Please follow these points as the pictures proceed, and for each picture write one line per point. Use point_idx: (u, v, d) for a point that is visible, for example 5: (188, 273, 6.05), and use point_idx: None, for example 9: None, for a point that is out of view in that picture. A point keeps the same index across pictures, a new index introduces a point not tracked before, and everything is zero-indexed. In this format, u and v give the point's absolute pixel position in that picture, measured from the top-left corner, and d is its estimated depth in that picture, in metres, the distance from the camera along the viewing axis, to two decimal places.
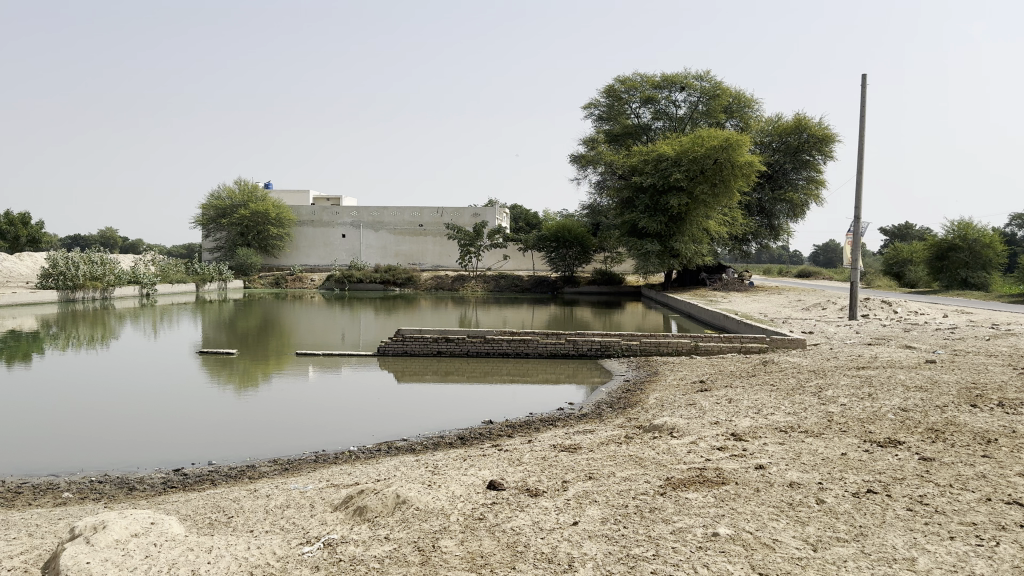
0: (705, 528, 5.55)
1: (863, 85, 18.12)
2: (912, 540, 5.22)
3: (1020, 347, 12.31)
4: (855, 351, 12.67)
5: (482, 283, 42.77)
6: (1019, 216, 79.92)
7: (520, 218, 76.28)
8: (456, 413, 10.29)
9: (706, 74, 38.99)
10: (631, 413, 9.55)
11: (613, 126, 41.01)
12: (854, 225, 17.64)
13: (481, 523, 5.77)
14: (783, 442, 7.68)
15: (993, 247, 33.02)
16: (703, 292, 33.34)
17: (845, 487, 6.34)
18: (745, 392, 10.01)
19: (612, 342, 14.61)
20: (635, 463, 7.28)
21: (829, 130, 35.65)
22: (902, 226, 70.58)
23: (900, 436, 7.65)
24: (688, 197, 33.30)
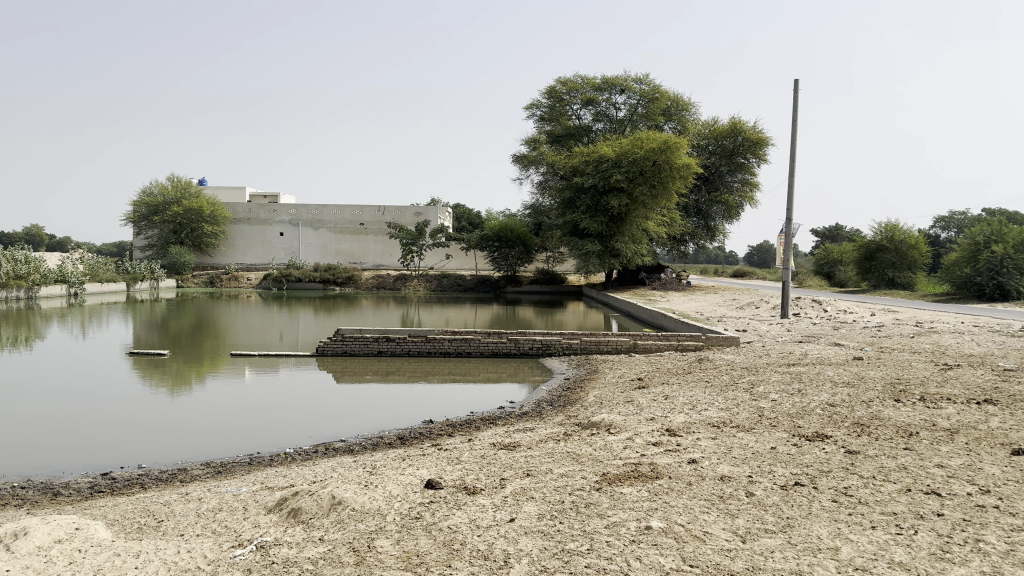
0: (638, 521, 5.66)
1: (795, 90, 18.61)
2: (836, 530, 5.42)
3: (941, 345, 12.87)
4: (786, 349, 13.06)
5: (425, 282, 42.54)
6: (942, 218, 83.64)
7: (462, 217, 76.17)
8: (396, 413, 10.26)
9: (645, 77, 39.62)
10: (570, 410, 9.64)
11: (554, 127, 41.34)
12: (786, 226, 18.15)
13: (417, 523, 5.75)
14: (716, 437, 7.87)
15: (918, 248, 34.30)
16: (643, 291, 33.87)
17: (774, 480, 6.54)
18: (681, 388, 10.24)
19: (553, 340, 14.72)
20: (572, 460, 7.37)
21: (763, 134, 36.57)
22: (833, 228, 73.11)
23: (827, 431, 7.92)
24: (629, 198, 33.76)
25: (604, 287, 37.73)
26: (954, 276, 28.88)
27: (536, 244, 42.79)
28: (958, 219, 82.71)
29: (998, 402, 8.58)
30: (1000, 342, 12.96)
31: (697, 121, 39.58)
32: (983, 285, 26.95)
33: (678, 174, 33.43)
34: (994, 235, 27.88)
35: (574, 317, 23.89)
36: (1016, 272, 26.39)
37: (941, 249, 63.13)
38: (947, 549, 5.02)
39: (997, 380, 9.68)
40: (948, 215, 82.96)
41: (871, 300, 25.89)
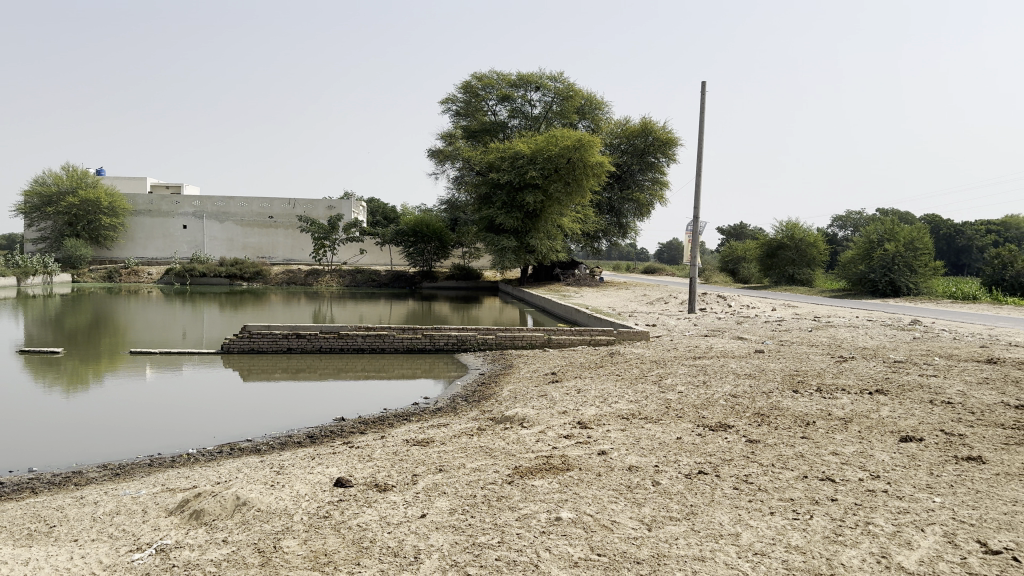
0: (549, 513, 5.75)
1: (702, 92, 19.23)
2: (737, 516, 5.65)
3: (837, 338, 13.58)
4: (693, 342, 13.50)
5: (338, 278, 41.79)
6: (838, 218, 88.32)
7: (376, 211, 75.26)
8: (306, 411, 10.08)
9: (559, 75, 40.15)
10: (484, 405, 9.68)
11: (470, 122, 41.33)
12: (693, 224, 18.75)
13: (326, 521, 5.67)
14: (626, 429, 8.07)
15: (816, 246, 35.98)
16: (558, 287, 34.34)
17: (679, 469, 6.76)
18: (592, 381, 10.46)
19: (468, 336, 14.75)
20: (485, 454, 7.42)
21: (672, 134, 37.66)
22: (738, 226, 76.05)
23: (730, 420, 8.24)
24: (544, 194, 34.12)
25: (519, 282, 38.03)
26: (850, 273, 30.43)
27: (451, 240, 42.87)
28: (854, 219, 87.52)
29: (888, 392, 9.12)
30: (889, 335, 13.79)
31: (609, 120, 40.39)
32: (876, 282, 28.52)
33: (592, 172, 34.05)
34: (887, 234, 29.53)
35: (490, 312, 24.05)
36: (907, 270, 28.02)
37: (837, 247, 66.60)
38: (841, 532, 5.32)
39: (887, 371, 10.30)
40: (844, 214, 87.66)
41: (773, 296, 26.98)
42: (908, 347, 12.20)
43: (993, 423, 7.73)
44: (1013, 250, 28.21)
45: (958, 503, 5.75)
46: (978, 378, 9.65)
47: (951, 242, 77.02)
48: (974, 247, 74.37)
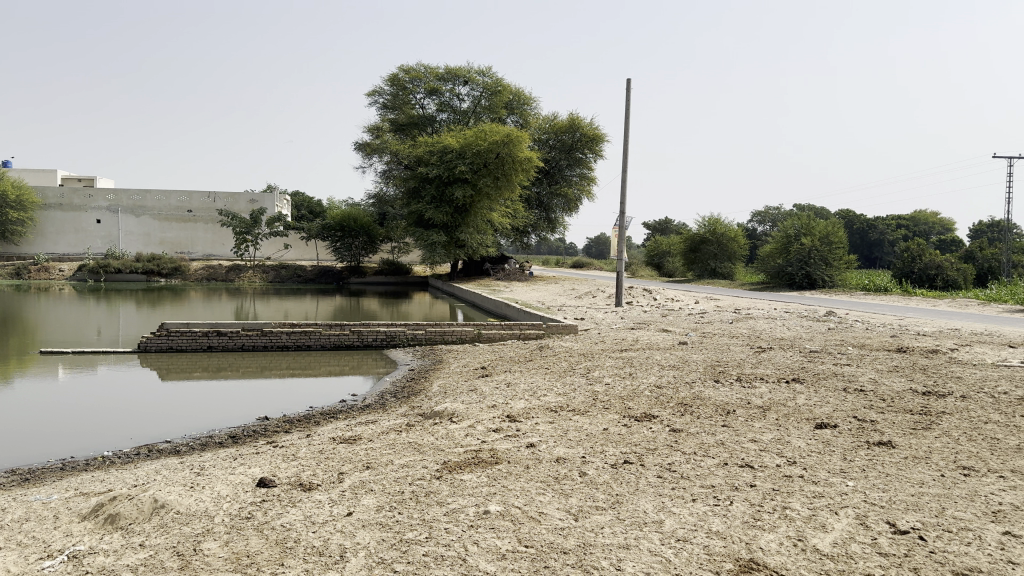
0: (477, 507, 5.78)
1: (628, 90, 19.58)
2: (660, 504, 5.80)
3: (756, 329, 14.06)
4: (620, 335, 13.75)
5: (261, 273, 40.77)
6: (759, 213, 91.42)
7: (302, 205, 73.81)
8: (229, 410, 9.82)
9: (488, 69, 40.15)
10: (413, 401, 9.63)
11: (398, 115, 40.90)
12: (620, 219, 19.04)
13: (249, 523, 5.55)
14: (554, 421, 8.17)
15: (737, 240, 37.07)
16: (488, 282, 34.42)
17: (606, 459, 6.88)
18: (522, 375, 10.53)
19: (397, 332, 14.62)
20: (414, 450, 7.39)
21: (599, 130, 38.30)
22: (663, 221, 77.98)
23: (654, 411, 8.45)
24: (473, 189, 34.04)
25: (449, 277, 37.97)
26: (769, 266, 31.41)
27: (380, 234, 42.42)
28: (772, 214, 90.74)
29: (804, 380, 9.51)
30: (805, 326, 14.35)
31: (538, 115, 40.71)
32: (794, 275, 29.57)
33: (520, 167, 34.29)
34: (803, 228, 30.67)
35: (419, 307, 23.97)
36: (822, 263, 29.20)
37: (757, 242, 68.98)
38: (758, 517, 5.52)
39: (803, 360, 10.73)
40: (763, 210, 90.72)
41: (695, 289, 27.66)
42: (823, 337, 12.73)
43: (901, 409, 8.15)
44: (920, 244, 29.73)
45: (870, 486, 6.05)
46: (888, 366, 10.14)
47: (864, 236, 80.56)
48: (885, 241, 78.32)
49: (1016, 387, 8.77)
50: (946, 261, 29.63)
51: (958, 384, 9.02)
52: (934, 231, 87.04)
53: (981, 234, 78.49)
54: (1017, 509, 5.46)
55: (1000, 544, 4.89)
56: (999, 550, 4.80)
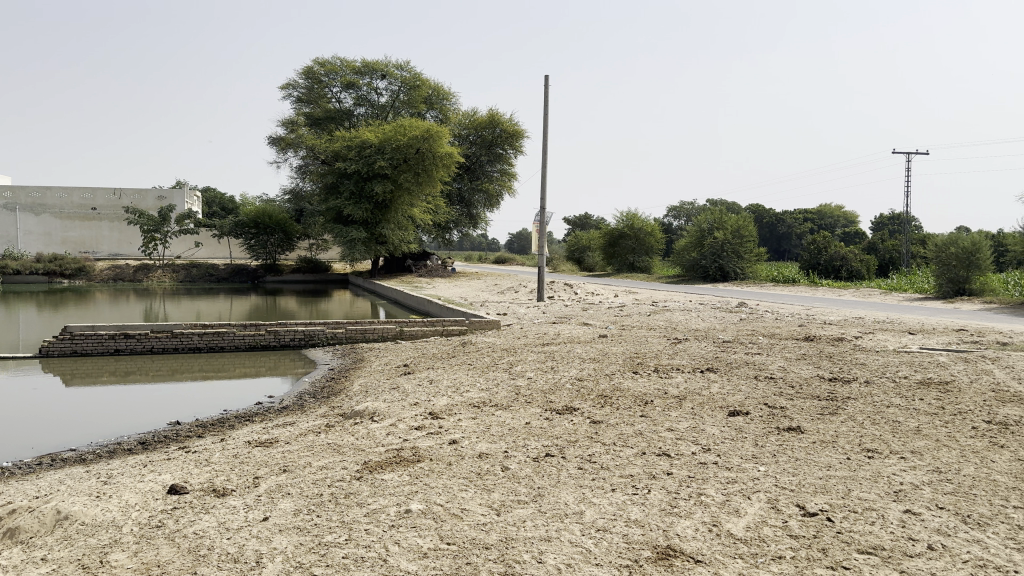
0: (398, 506, 5.72)
1: (546, 86, 19.75)
2: (581, 495, 5.88)
3: (673, 321, 14.41)
4: (542, 330, 13.87)
5: (172, 272, 39.24)
6: (674, 208, 93.84)
7: (213, 202, 71.42)
8: (139, 416, 9.43)
9: (406, 64, 39.80)
10: (333, 401, 9.46)
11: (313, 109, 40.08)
12: (541, 214, 19.19)
13: (159, 531, 5.35)
14: (476, 417, 8.16)
15: (654, 235, 37.88)
16: (410, 278, 34.12)
17: (527, 453, 6.93)
18: (444, 372, 10.50)
19: (316, 331, 14.34)
20: (333, 451, 7.26)
21: (518, 126, 38.52)
22: (582, 216, 79.17)
23: (576, 404, 8.55)
24: (392, 184, 33.79)
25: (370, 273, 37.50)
26: (684, 259, 32.18)
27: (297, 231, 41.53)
28: (687, 209, 93.34)
29: (718, 369, 9.82)
30: (719, 317, 14.81)
31: (457, 111, 40.62)
32: (707, 267, 30.56)
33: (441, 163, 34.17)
34: (716, 222, 31.61)
35: (339, 305, 23.60)
36: (734, 256, 30.23)
37: (672, 236, 70.76)
38: (675, 504, 5.67)
39: (717, 350, 11.07)
40: (679, 205, 93.14)
41: (613, 282, 28.09)
42: (736, 328, 13.15)
43: (809, 395, 8.50)
44: (825, 236, 31.12)
45: (780, 470, 6.30)
46: (796, 354, 10.57)
47: (773, 229, 83.67)
48: (792, 235, 81.76)
49: (914, 371, 9.29)
50: (850, 253, 31.15)
51: (861, 370, 9.48)
52: (838, 225, 91.18)
53: (881, 227, 82.73)
54: (916, 487, 5.79)
55: (901, 522, 5.16)
56: (901, 528, 5.07)
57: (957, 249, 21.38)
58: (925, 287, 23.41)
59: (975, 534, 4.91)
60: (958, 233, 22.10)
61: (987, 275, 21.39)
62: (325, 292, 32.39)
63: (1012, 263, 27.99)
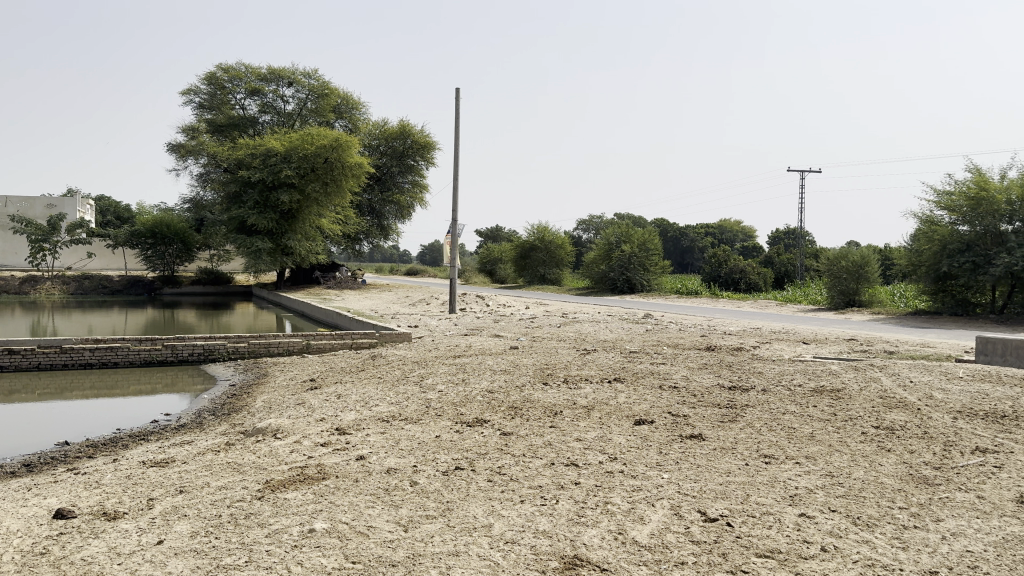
0: (302, 525, 5.56)
1: (457, 98, 19.79)
2: (490, 508, 5.86)
3: (583, 332, 14.64)
4: (453, 342, 13.82)
5: (63, 283, 37.05)
6: (584, 222, 95.80)
7: (106, 210, 67.95)
8: (23, 437, 8.83)
9: (314, 72, 39.10)
10: (234, 418, 9.13)
11: (215, 116, 38.81)
12: (452, 226, 19.17)
13: (43, 559, 5.02)
14: (385, 432, 8.03)
15: (564, 247, 38.49)
16: (317, 290, 33.38)
17: (437, 467, 6.86)
18: (353, 386, 10.29)
19: (217, 345, 13.84)
20: (233, 470, 7.00)
21: (430, 138, 38.51)
22: (494, 229, 79.84)
23: (486, 415, 8.54)
24: (300, 194, 33.16)
25: (276, 285, 36.46)
26: (593, 272, 32.72)
27: (197, 241, 40.20)
28: (596, 222, 95.43)
29: (625, 379, 10.01)
30: (626, 328, 15.11)
31: (367, 120, 40.21)
32: (615, 280, 31.25)
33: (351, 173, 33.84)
34: (623, 236, 32.29)
35: (242, 319, 22.89)
36: (640, 268, 31.05)
37: (581, 248, 72.03)
38: (582, 513, 5.73)
39: (624, 360, 11.31)
40: (588, 218, 95.12)
41: (523, 295, 28.23)
42: (642, 339, 13.49)
43: (711, 403, 8.78)
44: (726, 250, 32.37)
45: (683, 477, 6.46)
46: (699, 364, 10.92)
47: (677, 243, 86.52)
48: (695, 248, 84.82)
49: (808, 380, 9.72)
50: (748, 266, 32.50)
51: (759, 378, 9.86)
52: (738, 239, 95.24)
53: (777, 242, 86.86)
54: (810, 491, 6.05)
55: (796, 525, 5.38)
56: (795, 531, 5.28)
57: (847, 263, 22.61)
58: (818, 299, 24.69)
59: (864, 535, 5.17)
60: (848, 247, 23.38)
61: (874, 287, 22.75)
62: (229, 305, 31.31)
63: (896, 276, 29.87)
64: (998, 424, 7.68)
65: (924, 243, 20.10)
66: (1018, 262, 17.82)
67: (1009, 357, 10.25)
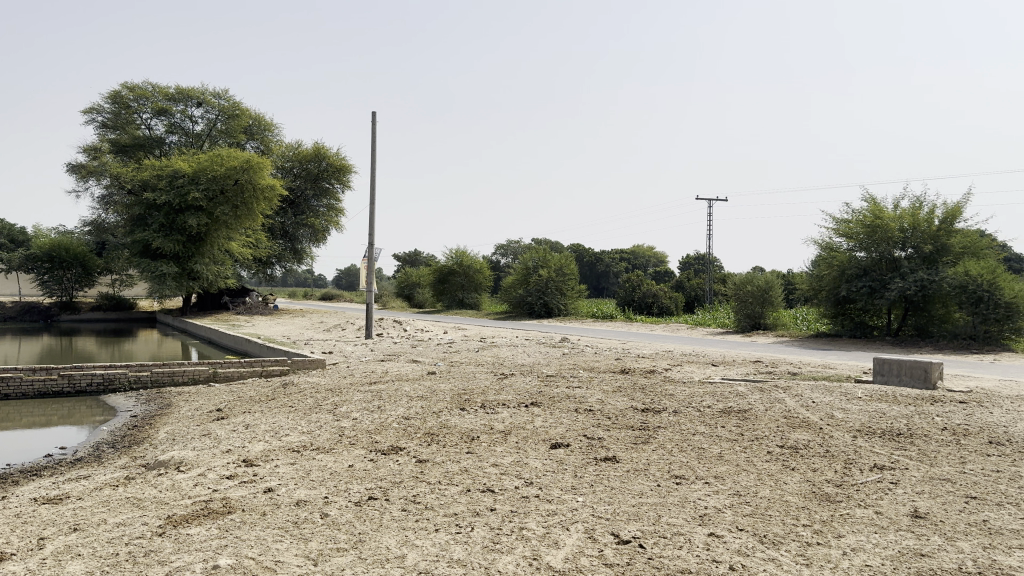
0: (205, 562, 5.32)
1: (373, 123, 19.79)
2: (403, 538, 5.76)
3: (500, 356, 14.67)
4: (369, 368, 13.61)
5: None
6: (502, 247, 96.65)
7: None
8: None
9: (224, 92, 38.33)
10: (136, 451, 8.71)
11: (119, 135, 37.38)
12: (369, 250, 18.97)
13: None
14: (295, 462, 7.81)
15: (483, 272, 38.64)
16: (226, 316, 32.30)
17: (349, 498, 6.70)
18: (263, 415, 9.97)
19: (118, 374, 13.22)
20: (132, 506, 6.66)
21: (345, 161, 38.26)
22: (412, 253, 79.68)
23: (401, 443, 8.41)
24: (208, 217, 32.31)
25: (182, 310, 35.08)
26: (512, 296, 32.89)
27: (98, 265, 38.60)
28: (514, 247, 96.35)
29: (542, 404, 10.05)
30: (543, 352, 15.20)
31: (280, 142, 39.62)
32: (533, 304, 31.52)
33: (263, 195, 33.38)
34: (541, 261, 32.71)
35: (147, 346, 21.97)
36: (557, 293, 31.45)
37: (500, 272, 72.43)
38: (498, 540, 5.69)
39: (540, 384, 11.35)
40: (506, 243, 95.99)
41: (442, 319, 28.06)
42: (558, 362, 13.60)
43: (624, 426, 8.90)
44: (639, 275, 33.15)
45: (597, 500, 6.51)
46: (613, 387, 11.06)
47: (592, 267, 88.15)
48: (610, 273, 86.69)
49: (717, 401, 9.98)
50: (660, 290, 33.29)
51: (671, 401, 10.07)
52: (651, 264, 97.93)
53: (688, 267, 89.67)
54: (719, 511, 6.20)
55: (706, 545, 5.49)
56: (706, 551, 5.38)
57: (752, 288, 23.42)
58: (726, 323, 25.51)
59: (770, 553, 5.31)
60: (753, 272, 24.24)
61: (778, 311, 23.75)
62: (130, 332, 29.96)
63: (797, 300, 31.24)
64: (893, 442, 8.06)
65: (824, 269, 21.06)
66: (910, 287, 18.82)
67: (904, 378, 10.78)
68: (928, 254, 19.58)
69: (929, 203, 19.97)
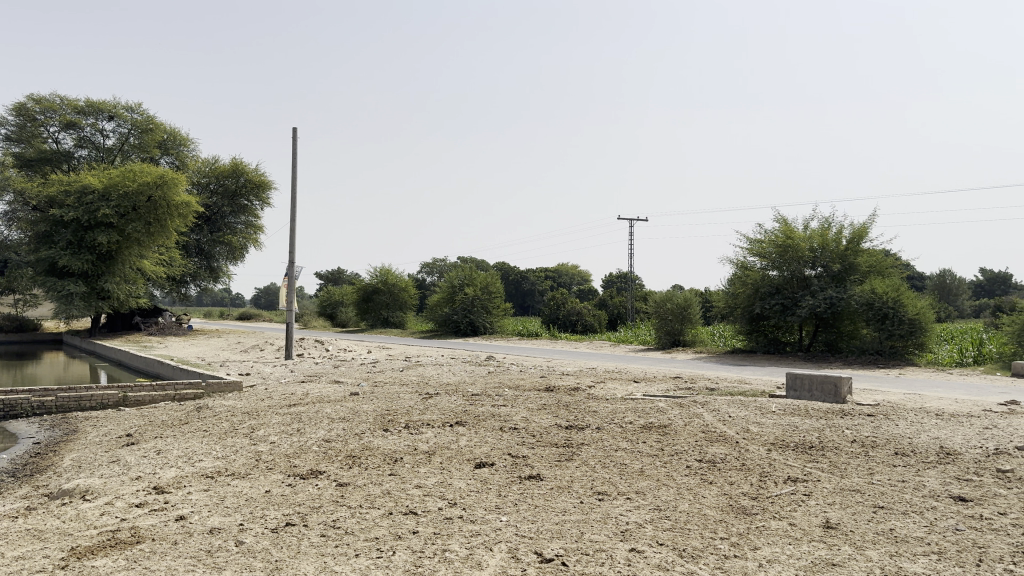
0: None
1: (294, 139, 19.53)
2: (322, 564, 5.62)
3: (424, 376, 14.57)
4: (290, 389, 13.29)
5: None
6: (429, 266, 96.35)
7: None
8: None
9: (138, 106, 37.20)
10: (37, 480, 8.26)
11: (23, 149, 35.67)
12: (290, 268, 18.60)
13: None
14: (209, 489, 7.55)
15: (408, 290, 38.34)
16: (138, 337, 31.03)
17: (265, 524, 6.52)
18: (175, 441, 9.60)
19: (19, 399, 12.56)
20: (31, 538, 6.31)
21: (264, 178, 37.72)
22: (336, 272, 78.53)
23: (321, 467, 8.24)
24: (119, 234, 31.15)
25: (91, 331, 33.55)
26: (438, 314, 32.72)
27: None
28: (441, 265, 96.16)
29: (466, 423, 10.02)
30: (468, 371, 15.17)
31: (196, 158, 38.66)
32: (459, 322, 31.48)
33: (176, 212, 32.58)
34: (467, 278, 32.62)
35: (51, 369, 20.91)
36: (483, 310, 31.53)
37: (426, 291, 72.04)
38: (419, 563, 5.62)
39: (465, 403, 11.32)
40: (432, 261, 95.61)
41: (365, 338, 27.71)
42: (483, 381, 13.60)
43: (548, 443, 8.96)
44: (563, 293, 33.56)
45: (520, 519, 6.52)
46: (537, 405, 11.12)
47: (518, 286, 88.67)
48: (536, 291, 87.42)
49: (638, 417, 10.13)
50: (584, 308, 33.76)
51: (593, 418, 10.17)
52: (575, 283, 99.37)
53: (613, 285, 91.32)
54: (639, 526, 6.28)
55: (627, 560, 5.56)
56: (626, 566, 5.45)
57: (672, 305, 23.93)
58: (647, 340, 26.06)
59: (689, 566, 5.41)
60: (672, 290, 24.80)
61: (697, 327, 24.37)
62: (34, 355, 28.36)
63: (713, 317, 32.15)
64: (806, 454, 8.36)
65: (739, 287, 21.74)
66: (820, 305, 19.62)
67: (815, 393, 11.21)
68: (837, 272, 20.45)
69: (837, 224, 20.89)
